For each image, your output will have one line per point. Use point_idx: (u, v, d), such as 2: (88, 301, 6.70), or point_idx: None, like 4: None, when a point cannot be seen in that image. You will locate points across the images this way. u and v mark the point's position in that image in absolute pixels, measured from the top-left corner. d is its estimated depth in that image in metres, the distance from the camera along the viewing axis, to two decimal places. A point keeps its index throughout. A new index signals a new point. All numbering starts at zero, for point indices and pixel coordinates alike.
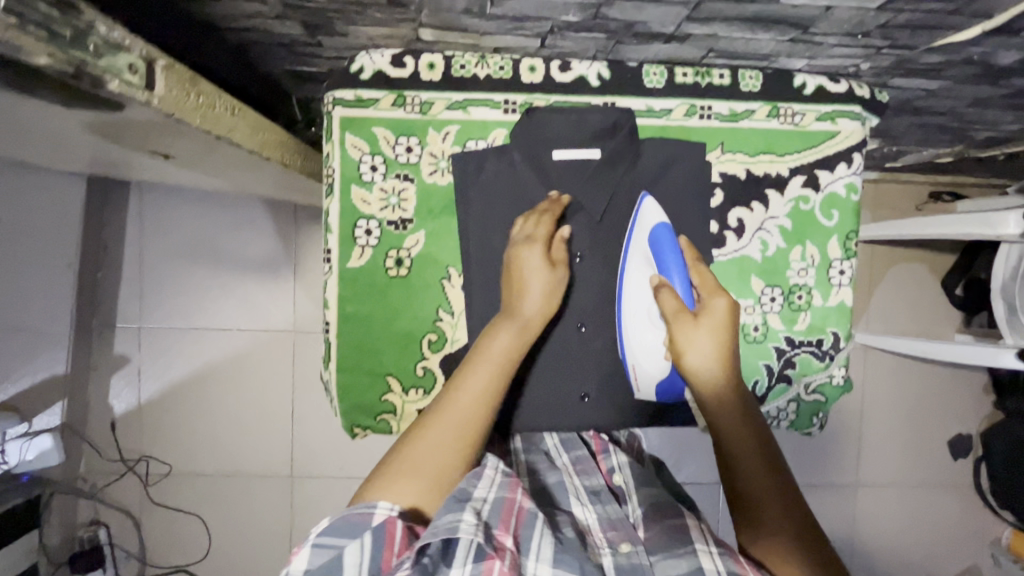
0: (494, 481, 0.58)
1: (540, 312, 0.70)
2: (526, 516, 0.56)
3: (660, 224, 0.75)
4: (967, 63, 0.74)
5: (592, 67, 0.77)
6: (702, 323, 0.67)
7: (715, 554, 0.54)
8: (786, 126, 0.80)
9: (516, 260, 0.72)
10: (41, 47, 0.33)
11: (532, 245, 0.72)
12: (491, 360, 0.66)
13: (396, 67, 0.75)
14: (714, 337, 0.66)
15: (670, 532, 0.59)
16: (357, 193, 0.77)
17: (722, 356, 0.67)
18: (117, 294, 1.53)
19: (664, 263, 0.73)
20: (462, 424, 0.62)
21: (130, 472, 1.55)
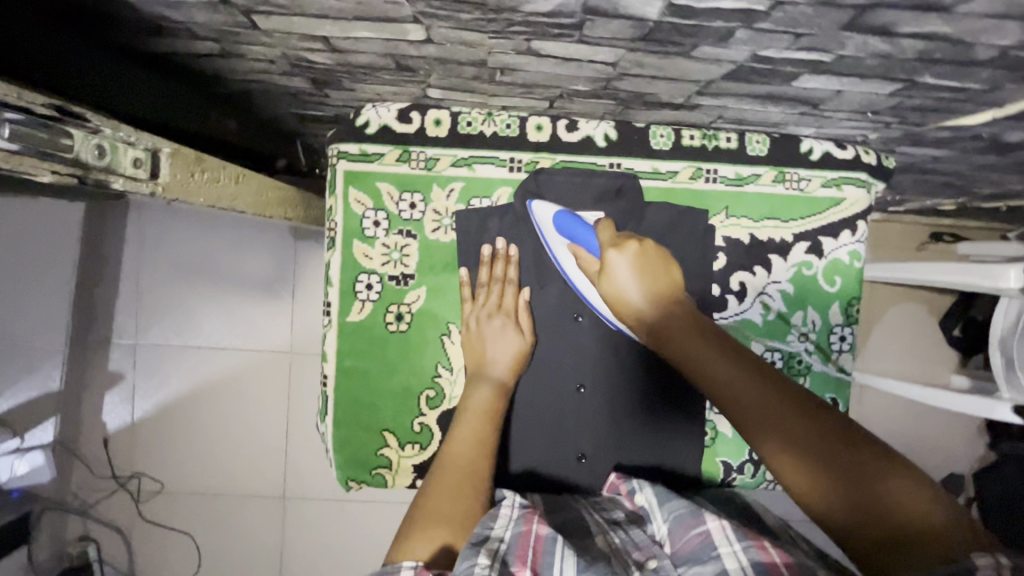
0: (510, 519, 0.61)
1: (509, 371, 0.77)
2: (545, 542, 0.57)
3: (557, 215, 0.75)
4: (975, 139, 0.73)
5: (600, 127, 0.77)
6: (613, 271, 0.68)
7: (739, 553, 0.55)
8: (792, 191, 0.80)
9: (479, 329, 0.77)
10: (46, 168, 0.42)
11: (497, 316, 0.78)
12: (475, 412, 0.74)
13: (402, 122, 0.75)
14: (632, 273, 0.67)
15: (695, 540, 0.59)
16: (359, 248, 0.78)
17: (653, 291, 0.67)
18: (112, 310, 1.52)
19: (574, 234, 0.74)
20: (464, 469, 0.68)
21: (120, 488, 1.54)
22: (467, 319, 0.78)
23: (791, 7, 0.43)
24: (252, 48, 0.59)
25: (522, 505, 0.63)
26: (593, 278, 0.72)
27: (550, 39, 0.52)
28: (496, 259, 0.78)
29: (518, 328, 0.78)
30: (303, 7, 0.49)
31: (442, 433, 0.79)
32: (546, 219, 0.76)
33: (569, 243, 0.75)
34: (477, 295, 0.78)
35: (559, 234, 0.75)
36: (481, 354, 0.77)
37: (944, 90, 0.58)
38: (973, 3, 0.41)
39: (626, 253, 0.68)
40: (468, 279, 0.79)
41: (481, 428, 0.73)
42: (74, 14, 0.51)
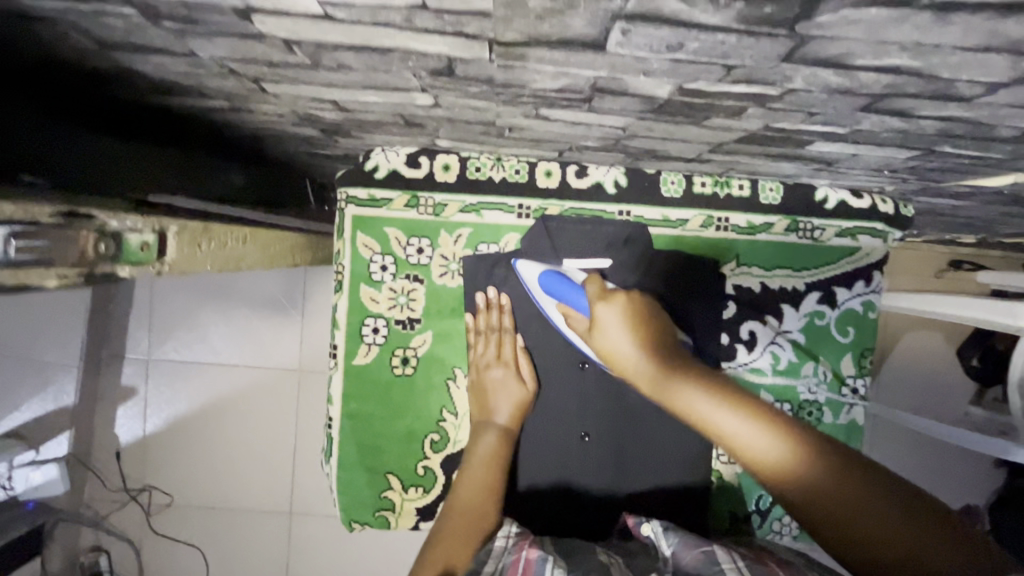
0: (504, 550, 0.61)
1: (513, 419, 0.76)
2: (534, 564, 0.56)
3: (543, 273, 0.73)
4: (997, 193, 0.71)
5: (610, 173, 0.76)
6: (605, 328, 0.68)
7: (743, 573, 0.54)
8: (805, 240, 0.78)
9: (482, 380, 0.77)
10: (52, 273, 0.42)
11: (500, 367, 0.77)
12: (480, 459, 0.74)
13: (410, 168, 0.75)
14: (625, 334, 0.67)
15: (699, 559, 0.59)
16: (366, 291, 0.78)
17: (642, 347, 0.66)
18: (126, 326, 1.54)
19: (562, 294, 0.71)
20: (471, 516, 0.68)
21: (132, 501, 1.56)
22: (471, 366, 0.78)
23: (805, 92, 0.42)
24: (261, 105, 0.59)
25: (517, 534, 0.64)
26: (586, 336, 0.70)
27: (558, 108, 0.52)
28: (490, 307, 0.78)
29: (520, 377, 0.77)
30: (309, 78, 0.49)
31: (446, 477, 0.79)
32: (533, 278, 0.74)
33: (559, 302, 0.73)
34: (476, 344, 0.78)
35: (548, 292, 0.74)
36: (484, 403, 0.77)
37: (964, 157, 0.56)
38: (996, 96, 0.39)
39: (615, 308, 0.68)
40: (471, 325, 0.78)
41: (491, 472, 0.72)
42: (43, 87, 0.50)
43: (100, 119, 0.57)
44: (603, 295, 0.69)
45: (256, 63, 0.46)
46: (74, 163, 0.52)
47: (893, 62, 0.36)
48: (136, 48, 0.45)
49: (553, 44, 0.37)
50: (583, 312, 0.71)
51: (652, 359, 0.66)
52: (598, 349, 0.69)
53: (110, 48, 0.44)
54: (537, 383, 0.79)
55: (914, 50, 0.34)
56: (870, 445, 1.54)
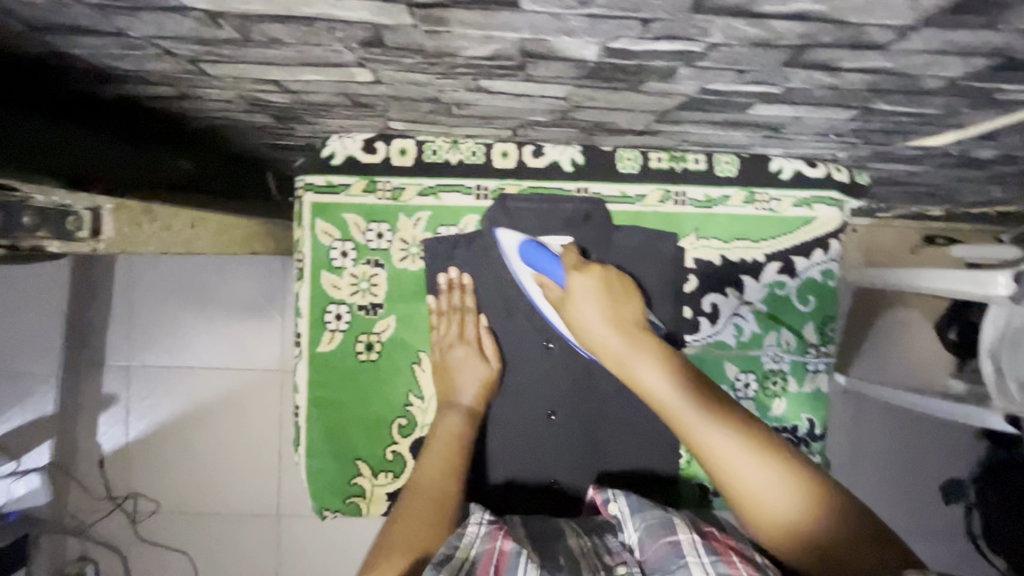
0: (476, 536, 0.60)
1: (477, 399, 0.77)
2: (508, 558, 0.56)
3: (522, 241, 0.74)
4: (946, 155, 0.72)
5: (566, 152, 0.76)
6: (579, 299, 0.71)
7: (706, 565, 0.54)
8: (762, 211, 0.79)
9: (444, 359, 0.77)
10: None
11: (464, 346, 0.77)
12: (442, 441, 0.74)
13: (367, 153, 0.75)
14: (596, 308, 0.71)
15: (664, 549, 0.58)
16: (327, 279, 0.78)
17: (614, 323, 0.70)
18: (105, 333, 1.53)
19: (539, 263, 0.73)
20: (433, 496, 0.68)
21: (117, 509, 1.55)
22: (436, 348, 0.79)
23: (727, 47, 0.43)
24: (208, 91, 0.60)
25: (489, 521, 0.62)
26: (559, 305, 0.73)
27: (497, 78, 0.52)
28: (452, 288, 0.78)
29: (483, 356, 0.78)
30: (245, 56, 0.49)
31: (415, 461, 0.79)
32: (512, 248, 0.75)
33: (534, 272, 0.74)
34: (439, 324, 0.78)
35: (526, 263, 0.74)
36: (447, 383, 0.77)
37: (902, 115, 0.57)
38: (908, 42, 0.40)
39: (590, 281, 0.72)
40: (433, 308, 0.79)
41: (451, 456, 0.72)
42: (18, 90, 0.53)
43: (74, 112, 0.60)
44: (579, 268, 0.73)
45: (189, 41, 0.47)
46: (70, 159, 0.57)
47: (799, 8, 0.36)
48: (68, 30, 0.45)
49: (470, 4, 0.38)
50: (558, 283, 0.73)
51: (624, 338, 0.69)
52: (569, 321, 0.72)
53: (41, 30, 0.45)
54: (501, 362, 0.79)
55: None
56: (855, 421, 1.56)
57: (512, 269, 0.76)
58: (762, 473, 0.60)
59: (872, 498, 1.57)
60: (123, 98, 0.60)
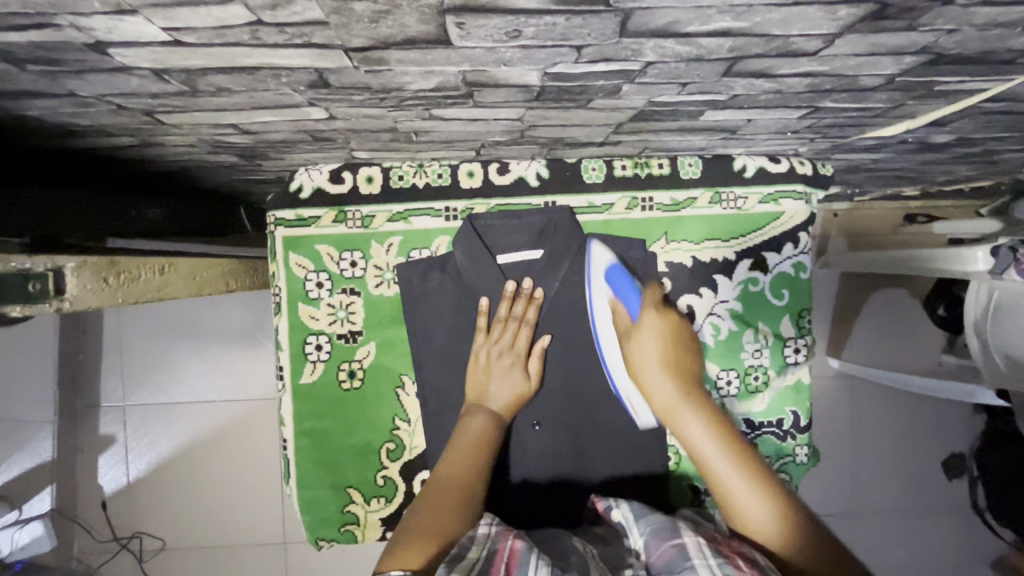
0: (486, 536, 0.58)
1: (509, 408, 0.75)
2: (520, 555, 0.54)
3: (614, 264, 0.77)
4: (905, 143, 0.74)
5: (531, 166, 0.77)
6: (645, 336, 0.74)
7: (714, 568, 0.51)
8: (730, 210, 0.79)
9: (485, 362, 0.76)
10: None
11: (509, 354, 0.76)
12: (469, 437, 0.71)
13: (334, 184, 0.75)
14: (657, 349, 0.73)
15: (669, 552, 0.55)
16: (305, 310, 0.77)
17: (668, 367, 0.73)
18: (99, 374, 1.53)
19: (622, 290, 0.77)
20: (456, 484, 0.65)
21: (123, 549, 1.54)
22: (477, 350, 0.77)
23: (663, 64, 0.44)
24: (168, 137, 0.60)
25: (500, 522, 0.60)
26: (625, 335, 0.76)
27: (448, 107, 0.53)
28: (517, 297, 0.78)
29: (526, 372, 0.77)
30: (198, 105, 0.50)
31: (407, 484, 0.79)
32: (600, 264, 0.77)
33: (614, 296, 0.77)
34: (493, 329, 0.77)
35: (607, 284, 0.77)
36: (485, 382, 0.76)
37: (851, 110, 0.58)
38: (835, 48, 0.41)
39: (661, 322, 0.75)
40: (487, 308, 0.77)
41: (480, 449, 0.70)
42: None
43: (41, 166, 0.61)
44: (656, 308, 0.76)
45: (139, 96, 0.48)
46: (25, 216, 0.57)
47: (723, 26, 0.37)
48: (21, 95, 0.46)
49: (404, 46, 0.39)
50: (632, 316, 0.76)
51: (676, 386, 0.71)
52: (629, 354, 0.75)
53: None
54: (540, 381, 0.78)
55: (732, 12, 0.35)
56: (852, 405, 1.57)
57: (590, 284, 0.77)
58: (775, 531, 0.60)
59: (873, 479, 1.57)
60: (75, 151, 0.61)
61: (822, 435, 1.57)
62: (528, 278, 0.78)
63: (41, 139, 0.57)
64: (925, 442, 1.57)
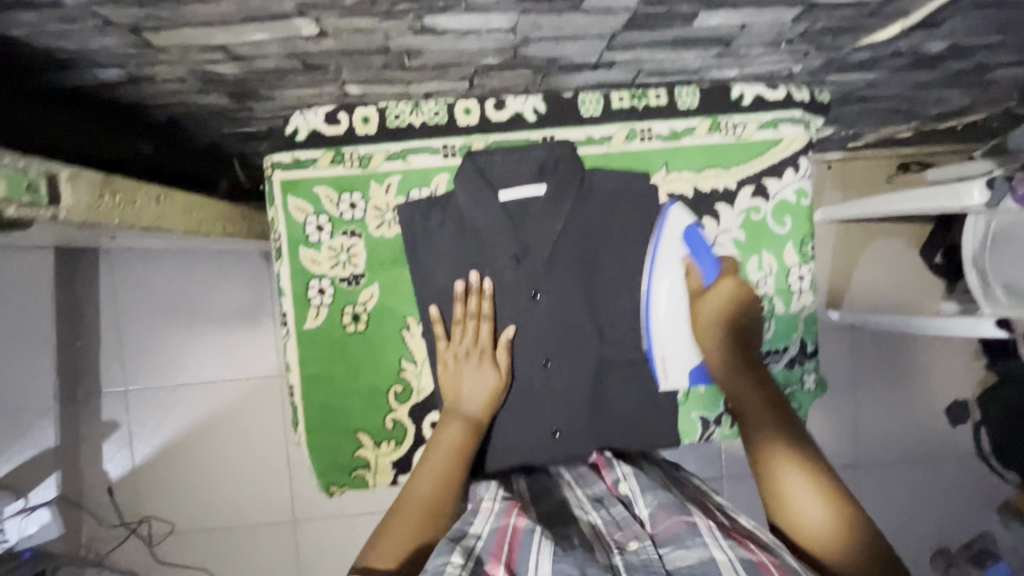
0: (492, 512, 0.61)
1: (482, 411, 0.74)
2: (522, 534, 0.56)
3: (690, 225, 0.76)
4: (899, 55, 0.73)
5: (528, 101, 0.75)
6: (711, 301, 0.75)
7: (726, 547, 0.53)
8: (728, 137, 0.78)
9: (453, 361, 0.75)
10: None
11: (475, 354, 0.75)
12: (443, 448, 0.69)
13: (330, 125, 0.74)
14: (722, 316, 0.74)
15: (677, 527, 0.57)
16: (306, 254, 0.76)
17: (729, 334, 0.74)
18: (99, 360, 1.51)
19: (698, 250, 0.76)
20: (426, 500, 0.64)
21: (132, 535, 1.53)
22: (443, 357, 0.76)
23: None
24: (158, 68, 0.60)
25: (503, 499, 0.63)
26: (692, 296, 0.76)
27: (440, 13, 0.52)
28: (469, 294, 0.76)
29: (496, 365, 0.75)
30: (186, 17, 0.50)
31: (417, 426, 0.77)
32: (677, 223, 0.76)
33: (687, 254, 0.76)
34: (453, 331, 0.76)
35: (684, 243, 0.76)
36: (455, 384, 0.75)
37: (845, 7, 0.58)
38: None
39: (732, 288, 0.75)
40: (439, 316, 0.77)
41: (453, 461, 0.68)
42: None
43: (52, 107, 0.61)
44: (734, 273, 0.76)
45: (126, 4, 0.47)
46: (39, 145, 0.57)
47: None
48: (5, 5, 0.45)
49: None
50: (704, 279, 0.76)
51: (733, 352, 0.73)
52: (693, 315, 0.76)
53: None
54: (510, 378, 0.77)
55: None
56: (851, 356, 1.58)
57: (661, 235, 0.76)
58: (804, 496, 0.61)
59: (878, 427, 1.58)
60: (73, 89, 0.61)
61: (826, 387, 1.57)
62: (473, 271, 0.76)
63: (35, 74, 0.56)
64: (930, 389, 1.58)
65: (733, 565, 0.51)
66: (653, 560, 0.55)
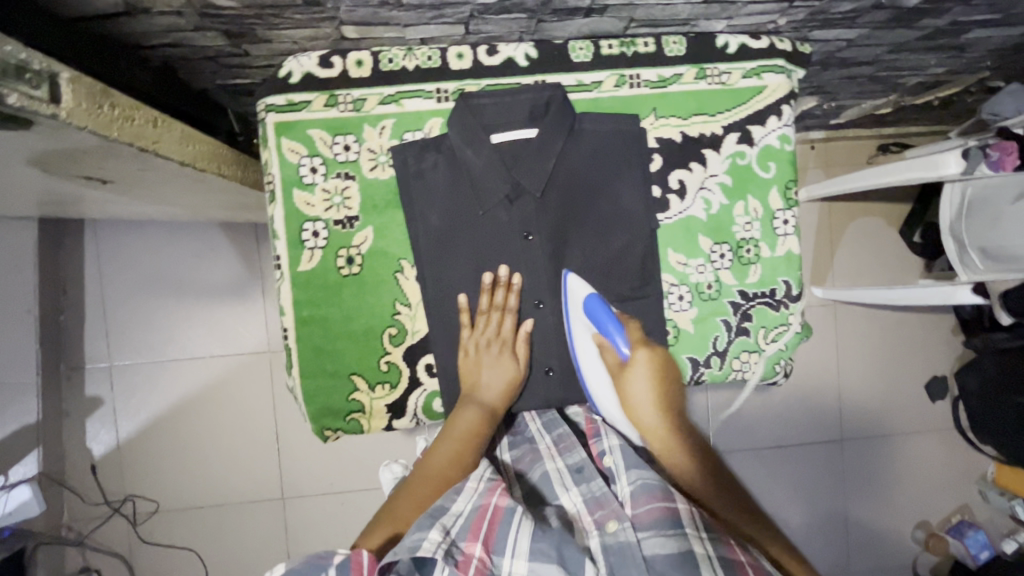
0: (474, 491, 0.62)
1: (499, 398, 0.76)
2: (503, 513, 0.58)
3: (589, 296, 0.76)
4: (879, 9, 0.74)
5: (519, 47, 0.76)
6: (635, 375, 0.75)
7: (706, 539, 0.56)
8: (715, 85, 0.80)
9: (473, 352, 0.77)
10: None
11: (495, 347, 0.77)
12: (460, 433, 0.71)
13: (324, 68, 0.74)
14: (648, 389, 0.75)
15: (658, 511, 0.59)
16: (299, 197, 0.76)
17: (660, 408, 0.74)
18: (83, 333, 1.42)
19: (603, 324, 0.74)
20: (435, 479, 0.68)
21: (116, 514, 1.43)
22: (465, 345, 0.78)
23: None
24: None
25: (489, 478, 0.64)
26: (614, 372, 0.75)
27: None
28: (496, 286, 0.78)
29: (514, 357, 0.78)
30: None
31: (411, 369, 0.79)
32: (578, 296, 0.76)
33: (595, 331, 0.76)
34: (477, 322, 0.78)
35: (585, 315, 0.76)
36: (473, 373, 0.76)
37: None
38: None
39: (643, 364, 0.76)
40: (467, 304, 0.78)
41: (467, 445, 0.70)
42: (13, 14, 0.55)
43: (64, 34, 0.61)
44: (643, 343, 0.78)
45: None
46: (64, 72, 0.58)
47: None
48: None
49: None
50: (620, 353, 0.75)
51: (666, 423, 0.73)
52: (621, 391, 0.74)
53: None
54: (527, 368, 0.80)
55: None
56: (849, 330, 1.53)
57: (568, 314, 0.77)
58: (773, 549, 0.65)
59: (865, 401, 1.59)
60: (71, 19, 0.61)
61: (831, 363, 1.52)
62: (502, 265, 0.78)
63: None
64: (931, 364, 1.56)
65: (710, 558, 0.54)
66: (629, 540, 0.57)
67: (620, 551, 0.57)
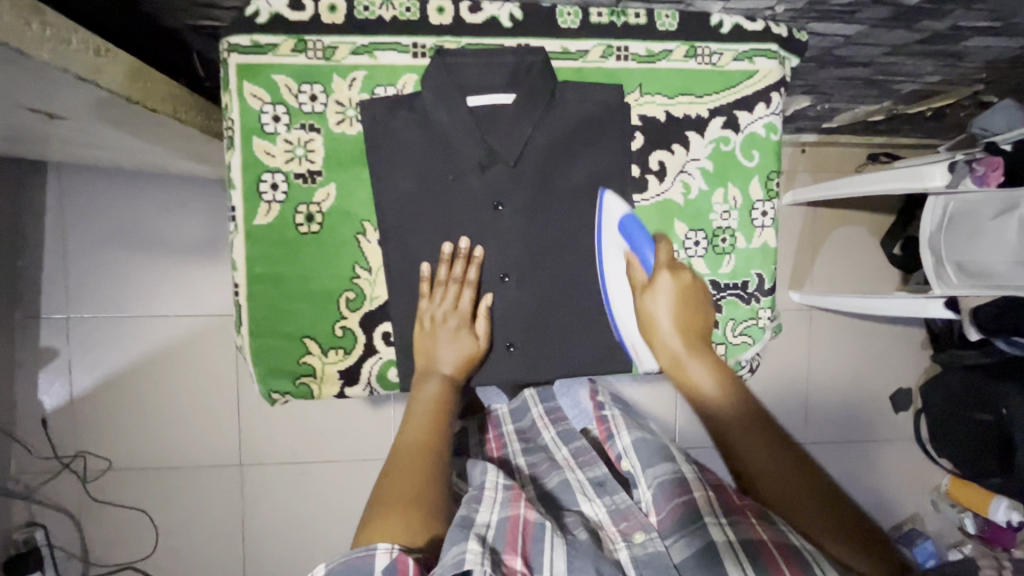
0: (496, 501, 0.61)
1: (455, 367, 0.74)
2: (534, 527, 0.56)
3: (626, 216, 0.76)
4: (879, 4, 0.71)
5: (503, 7, 0.72)
6: (658, 289, 0.74)
7: (725, 526, 0.57)
8: (704, 66, 0.77)
9: (428, 319, 0.74)
10: None
11: (451, 314, 0.74)
12: (426, 406, 0.70)
13: (294, 10, 0.70)
14: (668, 301, 0.74)
15: (678, 509, 0.62)
16: (260, 145, 0.72)
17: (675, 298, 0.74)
18: (39, 281, 1.35)
19: (635, 242, 0.76)
20: (416, 453, 0.65)
21: (66, 469, 1.38)
22: (422, 317, 0.75)
23: None
24: None
25: (506, 487, 0.63)
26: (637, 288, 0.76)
27: None
28: (456, 258, 0.75)
29: (472, 331, 0.75)
30: None
31: (367, 335, 0.76)
32: (613, 215, 0.76)
33: (628, 249, 0.76)
34: (434, 294, 0.75)
35: (619, 235, 0.76)
36: (429, 344, 0.74)
37: None
38: None
39: (672, 278, 0.75)
40: (429, 274, 0.75)
41: (436, 418, 0.69)
42: None
43: None
44: (671, 266, 0.75)
45: None
46: None
47: None
48: None
49: None
50: (647, 270, 0.76)
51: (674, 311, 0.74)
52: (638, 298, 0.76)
53: None
54: (489, 343, 0.77)
55: None
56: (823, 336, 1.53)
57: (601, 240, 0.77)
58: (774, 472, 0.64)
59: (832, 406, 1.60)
60: None
61: (801, 366, 1.52)
62: (465, 237, 0.75)
63: None
64: (900, 375, 1.56)
65: (732, 546, 0.55)
66: (659, 551, 0.58)
67: (649, 562, 0.57)
